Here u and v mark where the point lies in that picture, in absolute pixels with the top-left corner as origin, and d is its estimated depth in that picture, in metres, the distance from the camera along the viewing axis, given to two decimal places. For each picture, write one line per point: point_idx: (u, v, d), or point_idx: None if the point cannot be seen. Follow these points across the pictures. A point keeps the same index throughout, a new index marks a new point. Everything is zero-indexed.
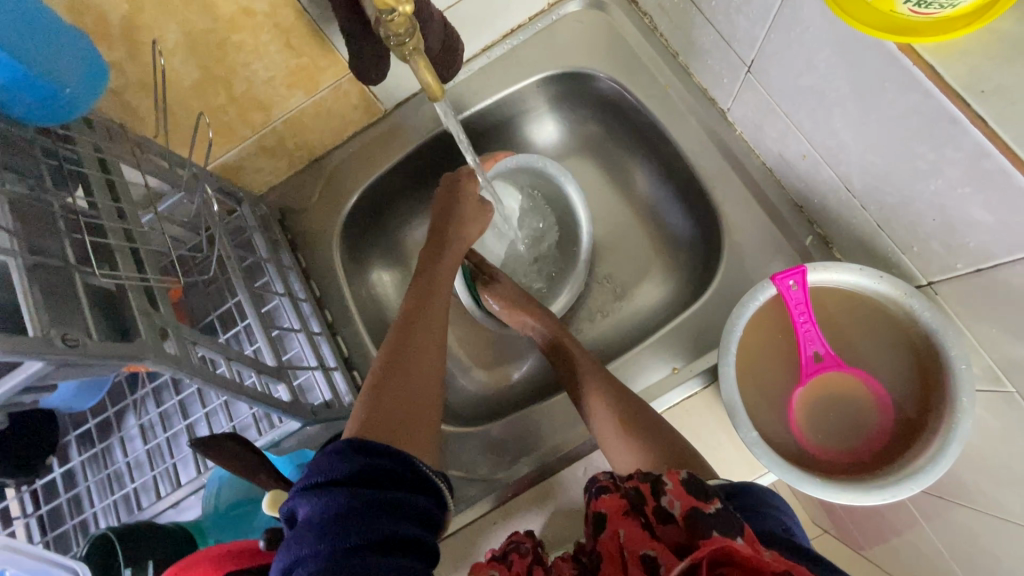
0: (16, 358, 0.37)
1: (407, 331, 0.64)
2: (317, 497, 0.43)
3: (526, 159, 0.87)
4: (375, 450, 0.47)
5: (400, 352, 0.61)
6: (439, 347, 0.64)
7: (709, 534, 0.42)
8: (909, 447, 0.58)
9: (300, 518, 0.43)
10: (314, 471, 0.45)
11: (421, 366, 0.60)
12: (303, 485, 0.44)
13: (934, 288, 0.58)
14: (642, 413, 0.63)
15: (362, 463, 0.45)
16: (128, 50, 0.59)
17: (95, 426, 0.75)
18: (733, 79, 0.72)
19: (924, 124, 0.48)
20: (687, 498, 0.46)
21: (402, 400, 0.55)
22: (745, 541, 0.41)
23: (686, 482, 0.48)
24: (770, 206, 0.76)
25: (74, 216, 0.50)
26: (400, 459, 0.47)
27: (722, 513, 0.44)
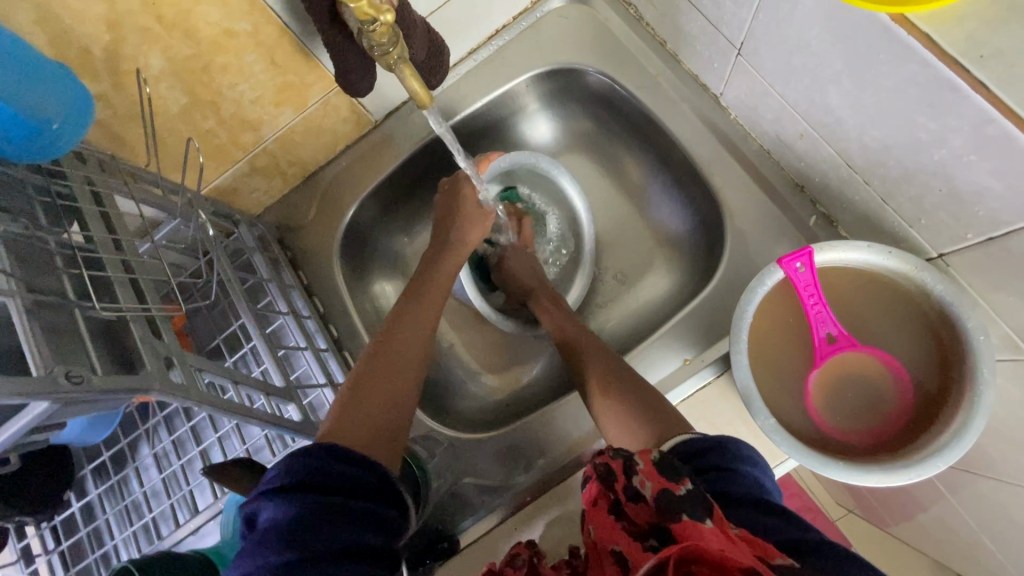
0: (21, 399, 0.37)
1: (389, 339, 0.63)
2: (282, 503, 0.42)
3: (516, 158, 0.84)
4: (348, 457, 0.46)
5: (380, 358, 0.60)
6: (422, 351, 0.64)
7: (676, 519, 0.39)
8: (932, 423, 0.57)
9: (261, 521, 0.42)
10: (280, 473, 0.44)
11: (399, 373, 0.60)
12: (267, 487, 0.43)
13: (946, 260, 0.57)
14: (632, 381, 0.62)
15: (331, 469, 0.44)
16: (113, 81, 0.58)
17: (109, 458, 0.75)
18: (724, 63, 0.71)
19: (924, 95, 0.47)
20: (656, 479, 0.42)
21: (375, 409, 0.55)
22: (715, 523, 0.38)
23: (656, 461, 0.44)
24: (771, 188, 0.75)
25: (70, 251, 0.50)
26: (372, 469, 0.47)
27: (692, 495, 0.40)
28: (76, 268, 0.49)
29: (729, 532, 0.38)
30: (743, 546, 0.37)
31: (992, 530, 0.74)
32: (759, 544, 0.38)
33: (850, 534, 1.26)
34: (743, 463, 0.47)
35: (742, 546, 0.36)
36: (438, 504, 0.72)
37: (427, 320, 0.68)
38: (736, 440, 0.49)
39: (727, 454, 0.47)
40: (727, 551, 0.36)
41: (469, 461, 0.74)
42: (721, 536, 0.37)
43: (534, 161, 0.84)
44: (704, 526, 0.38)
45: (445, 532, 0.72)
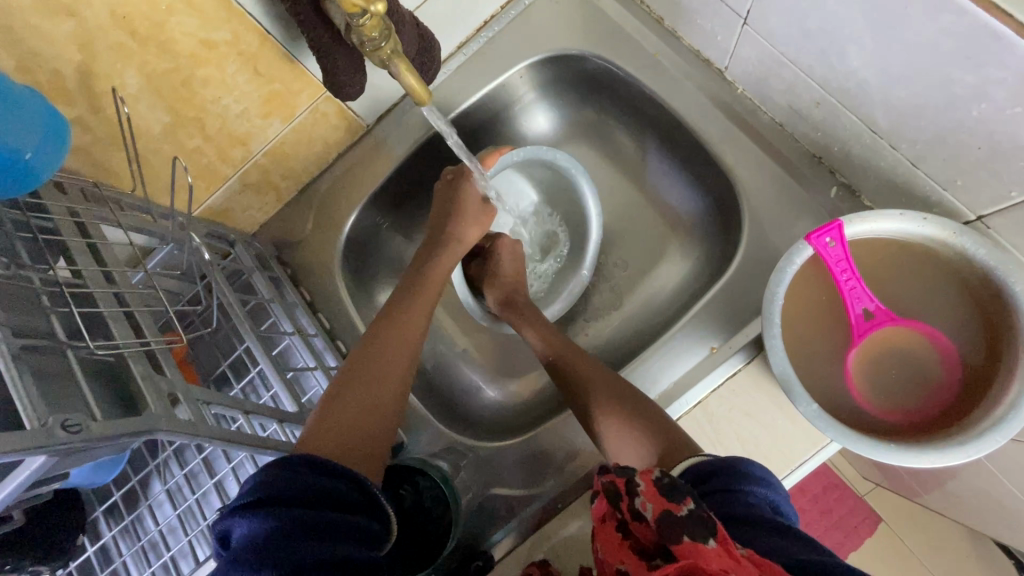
0: (12, 456, 0.33)
1: (377, 340, 0.62)
2: (260, 515, 0.40)
3: (531, 151, 0.78)
4: (327, 469, 0.45)
5: (366, 362, 0.60)
6: (409, 354, 0.63)
7: (679, 540, 0.39)
8: (984, 395, 0.54)
9: (235, 539, 0.39)
10: (253, 487, 0.42)
11: (383, 378, 0.59)
12: (239, 504, 0.41)
13: (986, 222, 0.54)
14: (633, 400, 0.61)
15: (310, 479, 0.43)
16: (90, 104, 0.55)
17: (121, 497, 0.71)
18: (728, 36, 0.68)
19: (962, 46, 0.43)
20: (657, 499, 0.42)
21: (355, 416, 0.54)
22: (718, 544, 0.38)
23: (659, 482, 0.44)
24: (786, 162, 0.71)
25: (58, 288, 0.46)
26: (353, 480, 0.45)
27: (693, 517, 0.40)
28: (65, 306, 0.46)
29: (734, 552, 0.37)
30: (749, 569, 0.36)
31: None
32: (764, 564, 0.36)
33: (881, 508, 1.22)
34: (749, 482, 0.46)
35: (748, 568, 0.36)
36: (468, 520, 0.69)
37: (416, 320, 0.66)
38: (744, 460, 0.48)
39: (732, 473, 0.47)
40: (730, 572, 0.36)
41: (495, 472, 0.70)
42: (723, 557, 0.37)
43: (548, 157, 0.78)
44: (706, 546, 0.38)
45: (478, 549, 0.68)
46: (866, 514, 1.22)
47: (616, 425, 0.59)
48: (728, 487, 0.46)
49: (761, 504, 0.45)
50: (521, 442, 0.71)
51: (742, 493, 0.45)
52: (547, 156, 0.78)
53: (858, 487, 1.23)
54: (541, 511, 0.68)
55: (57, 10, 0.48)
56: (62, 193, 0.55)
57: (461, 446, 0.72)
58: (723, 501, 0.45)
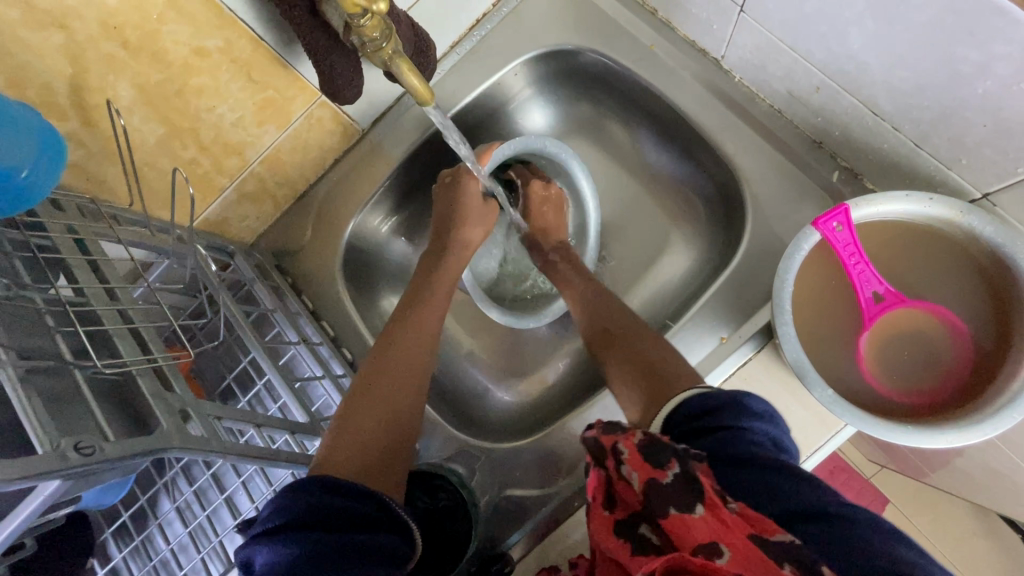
0: (25, 482, 0.32)
1: (391, 348, 0.62)
2: (280, 545, 0.39)
3: (522, 142, 0.76)
4: (347, 489, 0.43)
5: (380, 370, 0.59)
6: (421, 362, 0.62)
7: (667, 513, 0.39)
8: (999, 372, 0.54)
9: (259, 567, 0.39)
10: (273, 513, 0.41)
11: (398, 386, 0.58)
12: (260, 530, 0.41)
13: (992, 200, 0.54)
14: (638, 335, 0.63)
15: (328, 501, 0.42)
16: (83, 118, 0.54)
17: (129, 518, 0.70)
18: (725, 24, 0.67)
19: (965, 23, 0.44)
20: (642, 466, 0.42)
21: (370, 427, 0.54)
22: (706, 507, 0.38)
23: (642, 445, 0.43)
24: (787, 148, 0.71)
25: (61, 307, 0.45)
26: (371, 499, 0.44)
27: (680, 482, 0.40)
28: (69, 324, 0.45)
29: (722, 515, 0.38)
30: (739, 531, 0.37)
31: None
32: (754, 519, 0.38)
33: (887, 489, 1.22)
34: (748, 417, 0.45)
35: (737, 531, 0.37)
36: (485, 523, 0.68)
37: (428, 328, 0.66)
38: (744, 395, 0.46)
39: (732, 411, 0.45)
40: (721, 540, 0.37)
41: (509, 473, 0.70)
42: (713, 523, 0.38)
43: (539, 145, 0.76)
44: (694, 516, 0.38)
45: (496, 552, 0.67)
46: (873, 497, 1.22)
47: (623, 364, 0.60)
48: (726, 429, 0.44)
49: (762, 438, 0.44)
50: (534, 441, 0.70)
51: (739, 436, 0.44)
52: (538, 145, 0.76)
53: (864, 470, 1.24)
54: (558, 509, 0.67)
55: (46, 23, 0.47)
56: (58, 211, 0.54)
57: (474, 449, 0.71)
58: (724, 443, 0.43)
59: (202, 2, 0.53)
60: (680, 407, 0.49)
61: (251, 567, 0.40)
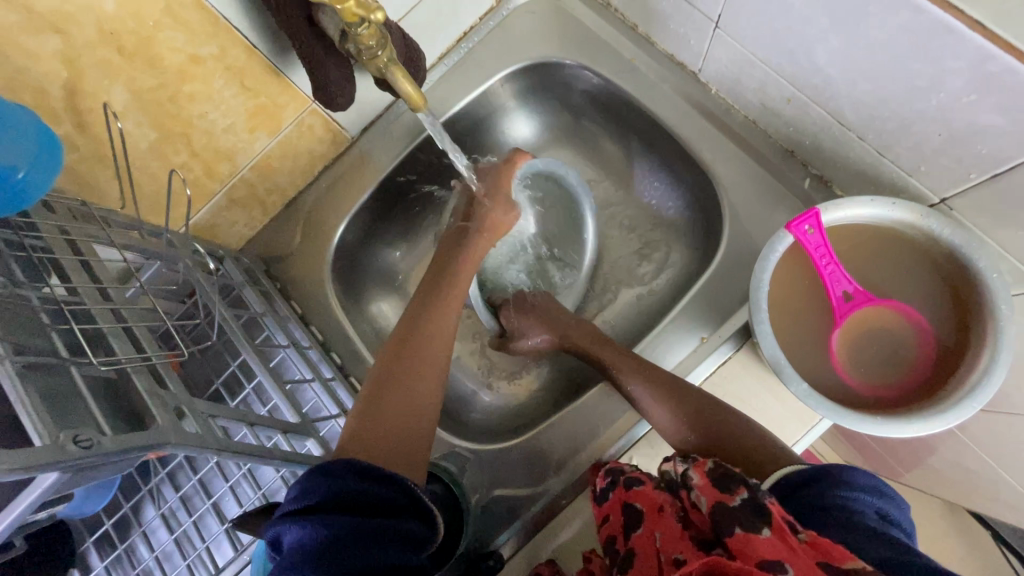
0: (25, 474, 0.33)
1: (410, 343, 0.62)
2: (304, 525, 0.40)
3: (553, 163, 0.80)
4: (372, 473, 0.44)
5: (400, 366, 0.60)
6: (442, 360, 0.63)
7: (733, 533, 0.42)
8: (961, 363, 0.58)
9: (286, 544, 0.40)
10: (303, 494, 0.42)
11: (419, 384, 0.59)
12: (288, 509, 0.42)
13: (949, 204, 0.58)
14: (666, 377, 0.63)
15: (353, 484, 0.43)
16: (78, 122, 0.54)
17: (111, 527, 0.69)
18: (701, 39, 0.71)
19: (918, 40, 0.47)
20: (712, 493, 0.46)
21: (393, 421, 0.55)
22: (773, 533, 0.41)
23: (711, 475, 0.48)
24: (761, 157, 0.75)
25: (57, 306, 0.46)
26: (396, 485, 0.45)
27: (747, 506, 0.43)
28: (64, 323, 0.45)
29: (790, 541, 0.40)
30: (804, 556, 0.38)
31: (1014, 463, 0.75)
32: (823, 547, 0.38)
33: None
34: (849, 489, 0.46)
35: (804, 556, 0.38)
36: (474, 524, 0.69)
37: (447, 324, 0.66)
38: (848, 468, 0.48)
39: (832, 482, 0.47)
40: (785, 562, 0.38)
41: (497, 473, 0.71)
42: (779, 546, 0.40)
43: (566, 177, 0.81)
44: (760, 537, 0.41)
45: (485, 550, 0.68)
46: None
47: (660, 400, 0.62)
48: (828, 495, 0.46)
49: (867, 511, 0.45)
50: (523, 441, 0.71)
51: (841, 506, 0.45)
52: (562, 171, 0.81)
53: None
54: (546, 508, 0.69)
55: (44, 27, 0.48)
56: (51, 212, 0.54)
57: (464, 450, 0.72)
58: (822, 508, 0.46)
59: (198, 11, 0.55)
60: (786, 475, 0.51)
61: (280, 545, 0.41)
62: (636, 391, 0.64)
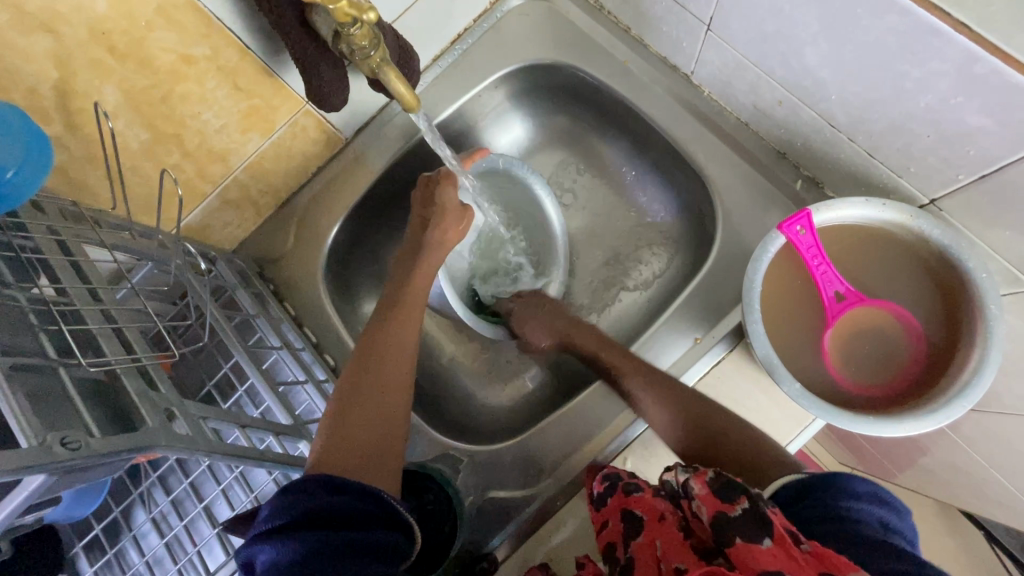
0: (12, 476, 0.32)
1: (373, 356, 0.62)
2: (279, 543, 0.40)
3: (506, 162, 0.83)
4: (344, 486, 0.44)
5: (366, 372, 0.60)
6: (406, 367, 0.63)
7: (734, 543, 0.42)
8: (952, 361, 0.58)
9: (261, 565, 0.39)
10: (275, 512, 0.42)
11: (385, 392, 0.59)
12: (263, 529, 0.41)
13: (938, 205, 0.59)
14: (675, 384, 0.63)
15: (328, 499, 0.43)
16: (68, 122, 0.54)
17: (101, 531, 0.68)
18: (693, 42, 0.72)
19: (906, 42, 0.48)
20: (712, 501, 0.45)
21: (363, 431, 0.55)
22: (774, 542, 0.40)
23: (712, 484, 0.46)
24: (753, 159, 0.75)
25: (46, 306, 0.45)
26: (370, 496, 0.45)
27: (749, 517, 0.42)
28: (54, 324, 0.45)
29: (792, 551, 0.39)
30: (806, 568, 0.38)
31: (1006, 462, 0.75)
32: (826, 559, 0.38)
33: None
34: (852, 499, 0.46)
35: (806, 566, 0.38)
36: (469, 526, 0.69)
37: (410, 328, 0.67)
38: (849, 477, 0.48)
39: (836, 490, 0.47)
40: (787, 572, 0.38)
41: (491, 475, 0.70)
42: (780, 556, 0.39)
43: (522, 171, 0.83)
44: (761, 547, 0.40)
45: (479, 551, 0.68)
46: None
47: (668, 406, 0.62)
48: (828, 505, 0.47)
49: (869, 521, 0.45)
50: (517, 443, 0.71)
51: (843, 515, 0.46)
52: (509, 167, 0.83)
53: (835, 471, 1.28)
54: (541, 509, 0.68)
55: (34, 27, 0.47)
56: (41, 212, 0.54)
57: (459, 452, 0.72)
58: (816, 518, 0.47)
59: (191, 11, 0.55)
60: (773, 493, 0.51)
61: (252, 566, 0.40)
62: (642, 396, 0.63)
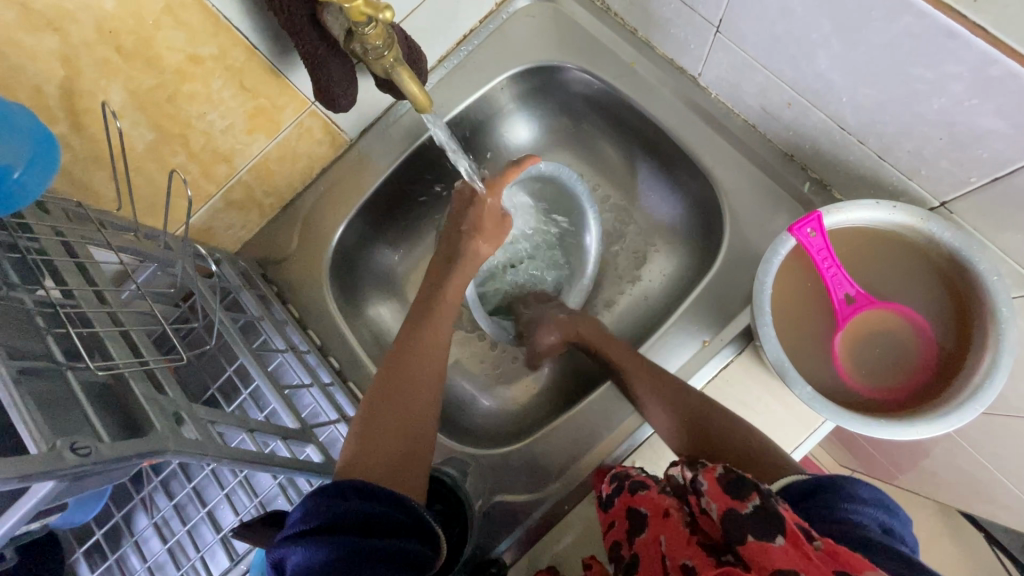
0: (21, 483, 0.32)
1: (405, 357, 0.63)
2: (309, 546, 0.39)
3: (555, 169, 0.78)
4: (377, 493, 0.44)
5: (393, 379, 0.60)
6: (433, 372, 0.63)
7: (746, 540, 0.41)
8: (964, 365, 0.58)
9: (290, 568, 0.39)
10: (307, 514, 0.41)
11: (414, 398, 0.60)
12: (294, 530, 0.41)
13: (949, 208, 0.58)
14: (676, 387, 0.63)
15: (359, 505, 0.42)
16: (73, 122, 0.53)
17: (102, 536, 0.67)
18: (701, 43, 0.71)
19: (921, 44, 0.48)
20: (723, 498, 0.44)
21: (392, 437, 0.55)
22: (787, 540, 0.39)
23: (722, 479, 0.46)
24: (761, 161, 0.75)
25: (52, 308, 0.45)
26: (402, 506, 0.44)
27: (760, 514, 0.42)
28: (60, 327, 0.44)
29: (805, 549, 0.38)
30: (820, 566, 0.37)
31: (1012, 466, 0.75)
32: (842, 558, 0.37)
33: None
34: (855, 503, 0.45)
35: (820, 564, 0.37)
36: (476, 531, 0.68)
37: (438, 334, 0.67)
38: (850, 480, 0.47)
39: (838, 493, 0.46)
40: (802, 571, 0.37)
41: (499, 478, 0.70)
42: (794, 555, 0.38)
43: (564, 176, 0.80)
44: (774, 545, 0.39)
45: (487, 556, 0.67)
46: None
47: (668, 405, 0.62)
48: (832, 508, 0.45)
49: (870, 524, 0.43)
50: (524, 446, 0.71)
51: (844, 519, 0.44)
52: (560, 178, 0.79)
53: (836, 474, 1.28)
54: (548, 513, 0.68)
55: (40, 26, 0.47)
56: (45, 213, 0.53)
57: (466, 456, 0.71)
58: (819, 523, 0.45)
59: (198, 9, 0.54)
60: (786, 488, 0.50)
61: (282, 567, 0.40)
62: (642, 394, 0.64)
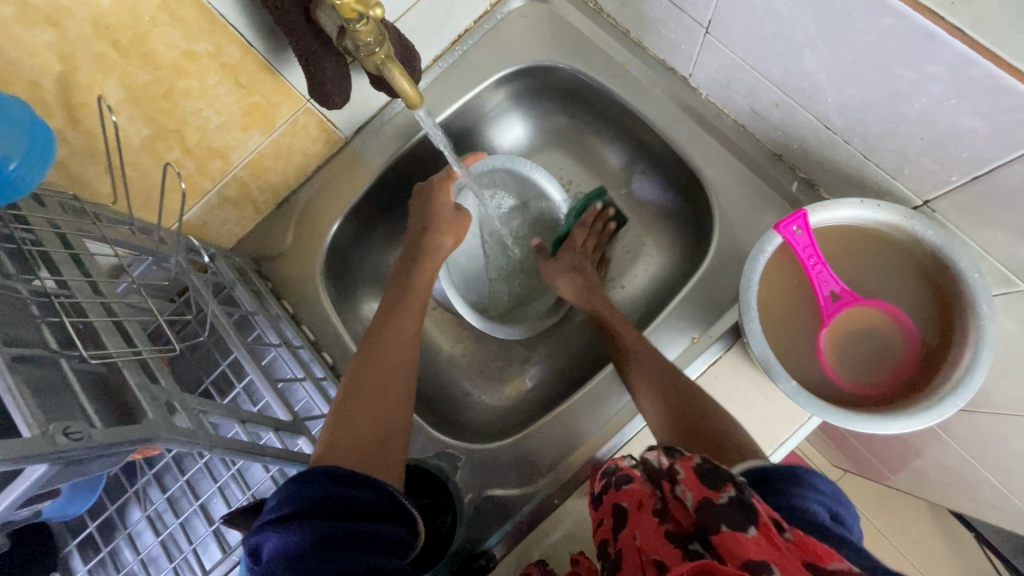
0: (14, 466, 0.32)
1: (382, 347, 0.64)
2: (286, 532, 0.40)
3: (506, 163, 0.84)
4: (351, 478, 0.44)
5: (369, 367, 0.61)
6: (407, 359, 0.64)
7: (718, 529, 0.39)
8: (944, 362, 0.59)
9: (267, 554, 0.40)
10: (282, 501, 0.42)
11: (389, 384, 0.61)
12: (269, 517, 0.41)
13: (931, 207, 0.60)
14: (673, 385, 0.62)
15: (335, 490, 0.43)
16: (69, 115, 0.54)
17: (96, 529, 0.67)
18: (692, 45, 0.72)
19: (902, 45, 0.49)
20: (697, 486, 0.42)
21: (367, 422, 0.56)
22: (759, 531, 0.38)
23: (699, 469, 0.44)
24: (750, 161, 0.76)
25: (47, 298, 0.46)
26: (378, 489, 0.45)
27: (735, 504, 0.40)
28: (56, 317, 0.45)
29: (776, 540, 0.37)
30: (792, 557, 0.36)
31: (996, 463, 0.77)
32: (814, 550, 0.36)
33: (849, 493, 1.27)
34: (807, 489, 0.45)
35: (792, 556, 0.36)
36: (466, 525, 0.69)
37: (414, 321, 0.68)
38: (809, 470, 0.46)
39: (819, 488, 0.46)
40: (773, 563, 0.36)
41: (489, 473, 0.71)
42: (766, 546, 0.37)
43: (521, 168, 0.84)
44: (747, 535, 0.38)
45: (476, 550, 0.68)
46: None
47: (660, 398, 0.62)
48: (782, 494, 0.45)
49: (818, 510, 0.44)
50: (515, 441, 0.71)
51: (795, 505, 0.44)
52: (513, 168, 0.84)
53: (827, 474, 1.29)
54: (538, 508, 0.69)
55: (38, 20, 0.47)
56: (41, 206, 0.54)
57: (457, 450, 0.72)
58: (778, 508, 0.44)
59: (195, 6, 0.55)
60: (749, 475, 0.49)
61: (259, 554, 0.40)
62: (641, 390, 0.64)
